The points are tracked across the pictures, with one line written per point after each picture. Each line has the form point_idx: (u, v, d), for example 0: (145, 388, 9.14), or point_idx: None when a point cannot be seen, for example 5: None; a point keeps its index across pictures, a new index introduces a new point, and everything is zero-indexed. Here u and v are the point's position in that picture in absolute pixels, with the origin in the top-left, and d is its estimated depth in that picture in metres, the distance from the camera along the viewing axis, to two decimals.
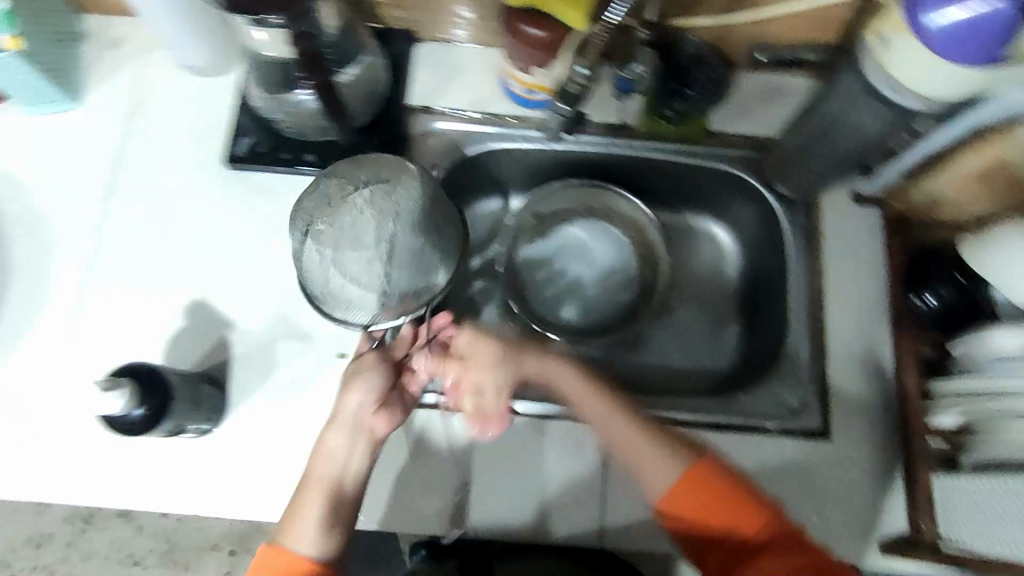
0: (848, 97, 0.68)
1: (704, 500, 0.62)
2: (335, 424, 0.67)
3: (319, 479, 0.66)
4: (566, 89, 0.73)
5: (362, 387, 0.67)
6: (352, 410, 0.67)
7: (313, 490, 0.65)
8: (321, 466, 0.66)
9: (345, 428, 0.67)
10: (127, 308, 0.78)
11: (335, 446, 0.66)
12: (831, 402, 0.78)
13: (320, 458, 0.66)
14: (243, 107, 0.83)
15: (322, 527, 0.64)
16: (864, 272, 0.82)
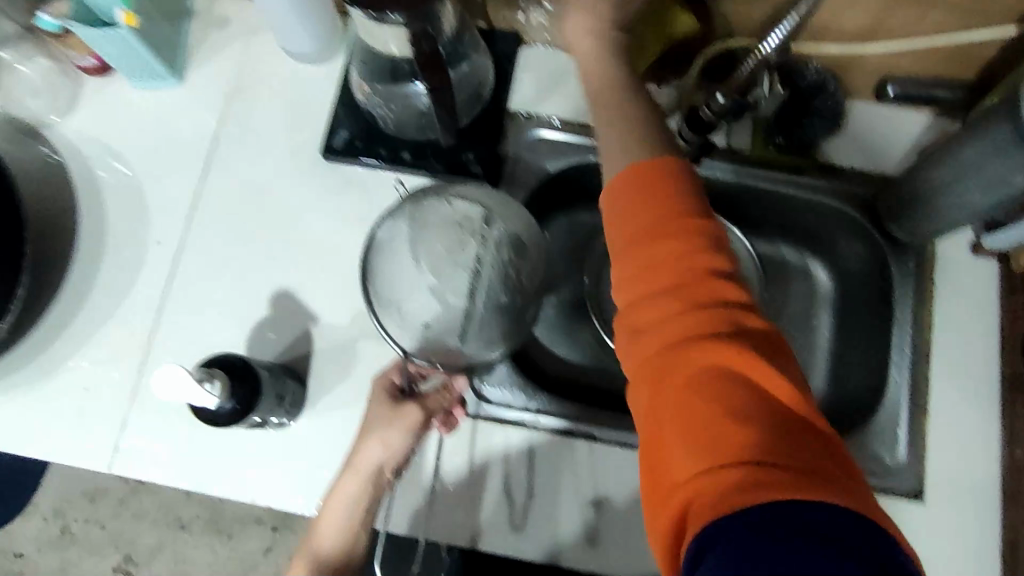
0: (996, 145, 0.62)
1: (661, 273, 0.50)
2: (352, 470, 0.67)
3: (335, 522, 0.67)
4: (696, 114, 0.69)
5: (388, 445, 0.67)
6: (375, 462, 0.67)
7: (323, 533, 0.68)
8: (335, 512, 0.67)
9: (362, 477, 0.67)
10: (215, 291, 0.79)
11: (351, 490, 0.67)
12: (930, 463, 0.73)
13: (338, 500, 0.67)
14: (343, 97, 0.82)
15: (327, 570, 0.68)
16: (978, 327, 0.77)
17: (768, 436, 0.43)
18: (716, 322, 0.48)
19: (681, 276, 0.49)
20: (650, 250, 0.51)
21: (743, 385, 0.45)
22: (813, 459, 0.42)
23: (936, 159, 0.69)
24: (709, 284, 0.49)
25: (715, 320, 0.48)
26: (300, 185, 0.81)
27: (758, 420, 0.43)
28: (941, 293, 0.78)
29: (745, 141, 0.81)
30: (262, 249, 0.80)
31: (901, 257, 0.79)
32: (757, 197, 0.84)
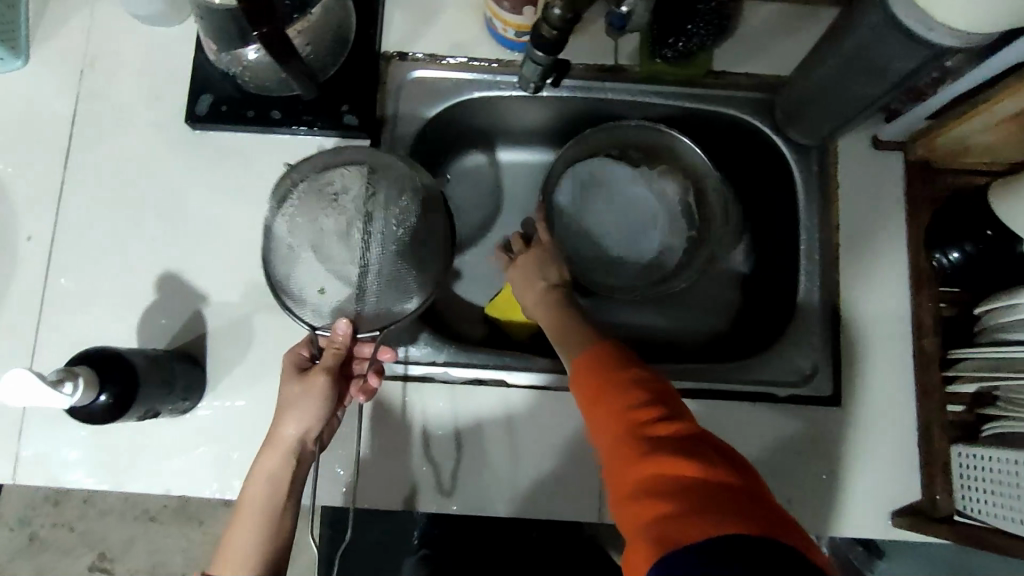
0: (871, 31, 0.58)
1: (594, 397, 0.54)
2: (270, 448, 0.61)
3: (256, 507, 0.60)
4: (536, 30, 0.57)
5: (306, 416, 0.61)
6: (292, 436, 0.61)
7: (243, 525, 0.59)
8: (255, 498, 0.60)
9: (283, 454, 0.61)
10: (99, 282, 0.74)
11: (270, 470, 0.61)
12: (846, 368, 0.72)
13: (258, 480, 0.60)
14: (203, 60, 0.76)
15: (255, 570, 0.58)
16: (886, 223, 0.75)
17: (698, 487, 0.44)
18: (637, 417, 0.50)
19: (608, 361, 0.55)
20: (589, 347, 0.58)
21: (663, 454, 0.47)
22: (723, 495, 0.43)
23: (821, 54, 0.65)
24: (625, 390, 0.52)
25: (631, 407, 0.51)
26: (173, 160, 0.76)
27: (675, 482, 0.45)
28: (847, 193, 0.75)
29: (631, 57, 0.77)
30: (142, 231, 0.75)
31: (806, 161, 0.76)
32: (654, 115, 0.81)
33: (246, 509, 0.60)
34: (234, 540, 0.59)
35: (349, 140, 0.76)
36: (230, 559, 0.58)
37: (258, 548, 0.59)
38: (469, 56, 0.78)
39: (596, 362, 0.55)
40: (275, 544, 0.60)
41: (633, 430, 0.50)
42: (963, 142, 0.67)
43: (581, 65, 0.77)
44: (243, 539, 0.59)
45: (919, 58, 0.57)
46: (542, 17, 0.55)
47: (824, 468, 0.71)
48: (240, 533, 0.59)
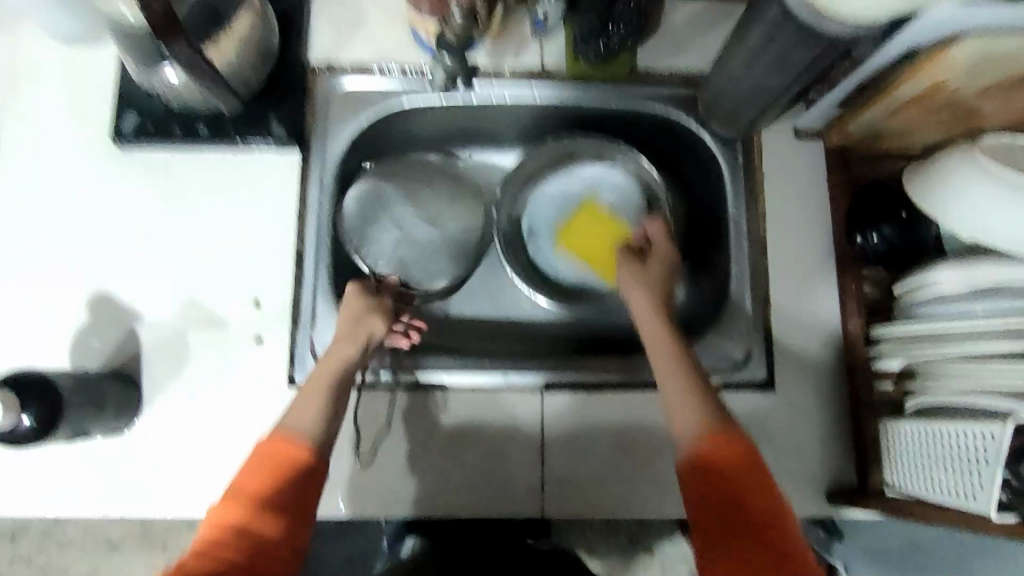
0: (772, 27, 0.60)
1: (721, 471, 0.51)
2: (348, 334, 0.64)
3: (329, 374, 0.61)
4: (445, 37, 0.59)
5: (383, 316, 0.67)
6: (367, 330, 0.65)
7: (315, 386, 0.60)
8: (330, 369, 0.61)
9: (356, 341, 0.64)
10: (27, 305, 0.73)
11: (345, 353, 0.63)
12: (775, 353, 0.75)
13: (331, 361, 0.62)
14: (125, 77, 0.76)
15: (321, 420, 0.58)
16: (811, 210, 0.77)
17: None
18: (762, 520, 0.49)
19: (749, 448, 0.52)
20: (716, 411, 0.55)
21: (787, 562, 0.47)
22: None
23: (732, 50, 0.68)
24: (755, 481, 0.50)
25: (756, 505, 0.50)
26: (101, 179, 0.76)
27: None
28: (770, 183, 0.77)
29: (558, 59, 0.79)
30: (71, 252, 0.75)
31: (731, 154, 0.78)
32: (585, 116, 0.82)
33: (320, 376, 0.61)
34: (304, 401, 0.59)
35: (281, 151, 0.76)
36: (300, 411, 0.58)
37: (321, 410, 0.58)
38: (397, 65, 0.79)
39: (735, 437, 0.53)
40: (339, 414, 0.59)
41: (763, 537, 0.49)
42: (873, 128, 0.70)
43: (508, 69, 0.79)
44: (313, 399, 0.59)
45: (818, 49, 0.59)
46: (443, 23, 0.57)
47: (760, 451, 0.73)
48: (309, 397, 0.59)
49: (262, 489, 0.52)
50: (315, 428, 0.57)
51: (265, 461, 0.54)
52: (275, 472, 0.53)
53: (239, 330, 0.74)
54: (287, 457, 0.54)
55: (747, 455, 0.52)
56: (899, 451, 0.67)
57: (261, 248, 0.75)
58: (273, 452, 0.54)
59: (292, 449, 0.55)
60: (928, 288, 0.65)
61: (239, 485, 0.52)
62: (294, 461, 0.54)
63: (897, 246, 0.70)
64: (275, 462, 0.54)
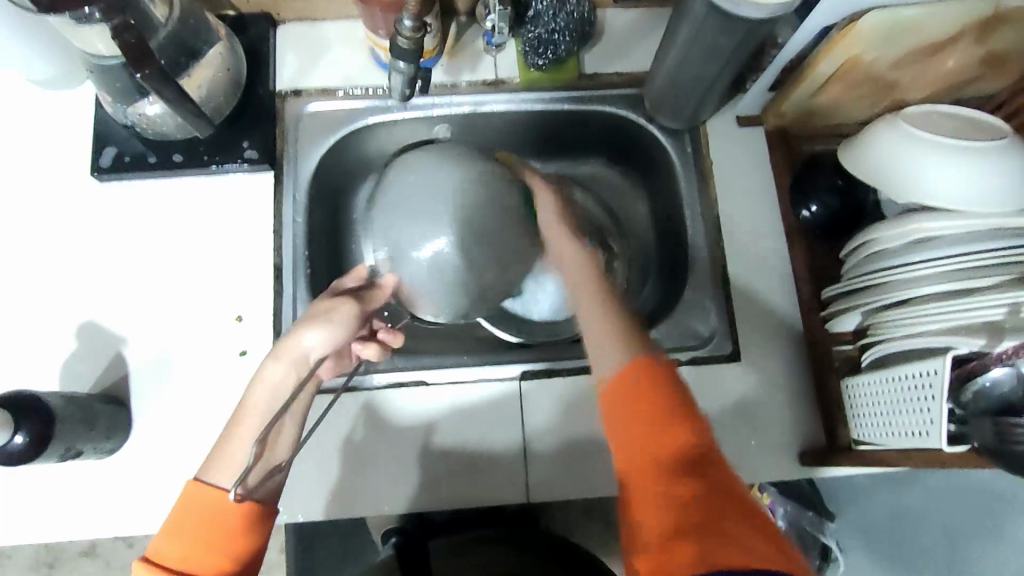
0: (698, 19, 0.66)
1: (637, 407, 0.54)
2: (280, 351, 0.62)
3: (260, 411, 0.60)
4: (397, 44, 0.64)
5: (330, 331, 0.63)
6: (302, 347, 0.62)
7: (241, 429, 0.59)
8: (263, 398, 0.61)
9: (290, 361, 0.62)
10: (14, 339, 0.75)
11: (275, 377, 0.61)
12: (738, 326, 0.79)
13: (260, 391, 0.61)
14: (103, 116, 0.80)
15: (251, 463, 0.57)
16: (759, 190, 0.82)
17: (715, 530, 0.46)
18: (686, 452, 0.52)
19: (679, 404, 0.54)
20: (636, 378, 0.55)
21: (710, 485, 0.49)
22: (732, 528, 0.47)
23: (667, 45, 0.73)
24: (672, 408, 0.53)
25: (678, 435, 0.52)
26: (83, 213, 0.79)
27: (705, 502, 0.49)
28: (719, 168, 0.82)
29: (511, 70, 0.84)
30: (56, 284, 0.77)
31: (679, 144, 0.84)
32: (541, 122, 0.87)
33: (251, 410, 0.60)
34: (234, 444, 0.58)
35: (255, 173, 0.80)
36: (227, 461, 0.57)
37: (250, 458, 0.57)
38: (361, 86, 0.84)
39: (648, 373, 0.55)
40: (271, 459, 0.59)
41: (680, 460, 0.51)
42: (806, 107, 0.76)
43: (465, 82, 0.84)
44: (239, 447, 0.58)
45: (739, 34, 0.65)
46: (395, 31, 0.62)
47: (735, 422, 0.76)
48: (235, 438, 0.58)
49: (202, 555, 0.53)
50: (246, 480, 0.56)
51: (201, 527, 0.54)
52: (213, 536, 0.54)
53: (225, 345, 0.76)
54: (227, 522, 0.54)
55: (671, 397, 0.54)
56: (860, 405, 0.70)
57: (241, 266, 0.78)
58: (203, 513, 0.54)
59: (225, 508, 0.54)
60: (868, 246, 0.69)
61: (170, 554, 0.52)
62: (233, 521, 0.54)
63: (836, 213, 0.76)
64: (214, 527, 0.54)
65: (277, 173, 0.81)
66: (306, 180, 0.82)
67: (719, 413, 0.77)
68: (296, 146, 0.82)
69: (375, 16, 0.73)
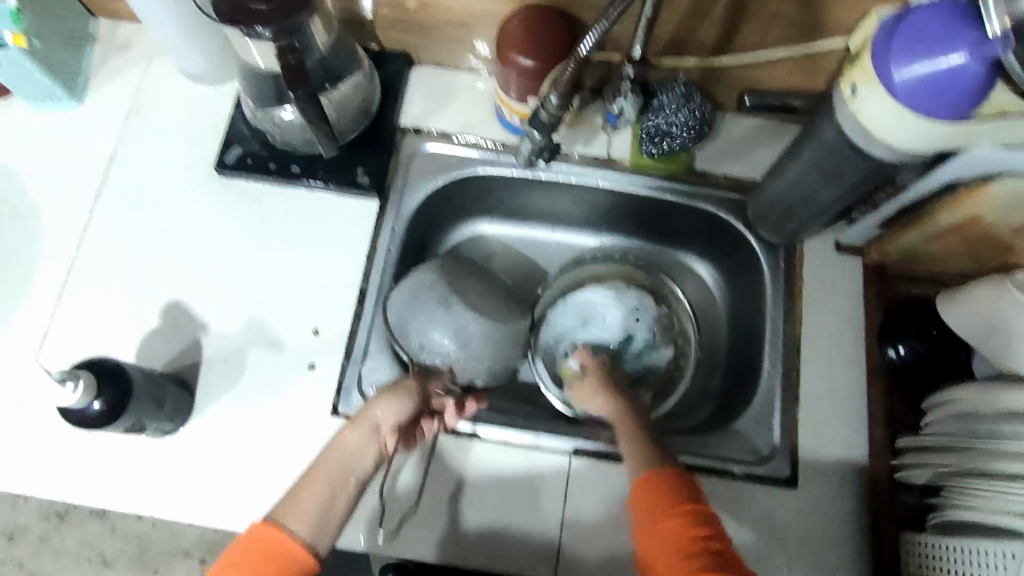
0: (826, 146, 0.67)
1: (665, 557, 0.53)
2: (356, 423, 0.62)
3: (329, 471, 0.58)
4: (537, 116, 0.68)
5: (396, 404, 0.64)
6: (376, 417, 0.63)
7: (316, 478, 0.58)
8: (335, 464, 0.59)
9: (364, 432, 0.62)
10: (107, 303, 0.79)
11: (352, 446, 0.60)
12: (800, 452, 0.77)
13: (335, 451, 0.60)
14: (239, 117, 0.85)
15: (320, 513, 0.55)
16: (846, 319, 0.81)
17: None
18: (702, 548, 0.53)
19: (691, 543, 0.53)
20: (657, 538, 0.55)
21: None
22: None
23: (784, 163, 0.74)
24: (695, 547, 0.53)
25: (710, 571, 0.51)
26: (196, 200, 0.84)
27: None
28: (810, 290, 0.82)
29: (624, 152, 0.86)
30: (155, 260, 0.81)
31: (773, 258, 0.84)
32: (640, 205, 0.89)
33: (322, 467, 0.59)
34: (303, 493, 0.56)
35: (362, 198, 0.84)
36: (299, 507, 0.55)
37: (321, 510, 0.56)
38: (477, 137, 0.87)
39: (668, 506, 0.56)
40: (335, 517, 0.56)
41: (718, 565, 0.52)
42: (913, 250, 0.76)
43: (577, 154, 0.86)
44: (310, 495, 0.56)
45: (864, 169, 0.66)
46: (540, 104, 0.67)
47: (780, 551, 0.73)
48: (310, 485, 0.57)
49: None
50: (311, 528, 0.54)
51: (258, 559, 0.52)
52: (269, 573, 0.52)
53: (296, 356, 0.78)
54: (283, 560, 0.52)
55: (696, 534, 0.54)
56: (928, 564, 0.67)
57: (328, 282, 0.81)
58: (264, 547, 0.52)
59: (284, 549, 0.53)
60: (957, 403, 0.67)
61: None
62: (290, 563, 0.53)
63: (923, 361, 0.74)
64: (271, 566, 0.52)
65: (382, 204, 0.84)
66: (404, 217, 0.84)
67: (764, 537, 0.74)
68: (406, 181, 0.85)
69: (511, 81, 0.77)
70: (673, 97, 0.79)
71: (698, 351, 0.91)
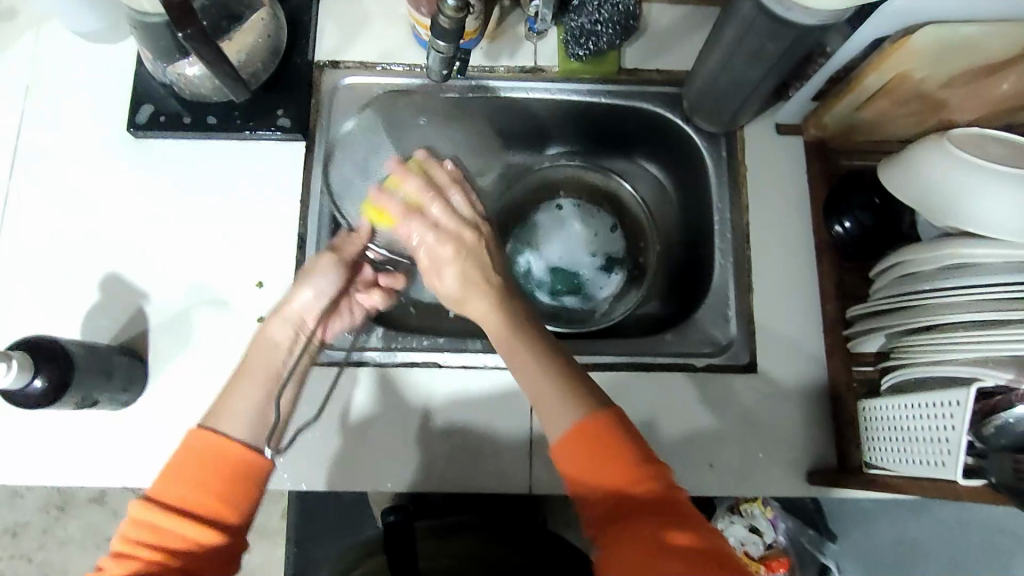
0: (747, 20, 0.64)
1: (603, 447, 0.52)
2: (278, 314, 0.63)
3: (255, 371, 0.59)
4: (438, 23, 0.64)
5: (316, 286, 0.64)
6: (298, 308, 0.63)
7: (248, 377, 0.59)
8: (261, 359, 0.60)
9: (285, 323, 0.63)
10: (40, 285, 0.77)
11: (275, 337, 0.62)
12: (758, 338, 0.77)
13: (259, 349, 0.61)
14: (144, 73, 0.81)
15: (256, 415, 0.57)
16: (791, 201, 0.80)
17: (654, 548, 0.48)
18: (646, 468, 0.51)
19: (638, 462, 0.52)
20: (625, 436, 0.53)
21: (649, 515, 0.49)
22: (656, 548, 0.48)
23: (711, 46, 0.72)
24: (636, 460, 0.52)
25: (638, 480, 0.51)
26: (114, 167, 0.80)
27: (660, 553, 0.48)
28: (754, 175, 0.81)
29: (552, 59, 0.83)
30: (83, 235, 0.78)
31: (715, 148, 0.82)
32: (577, 113, 0.87)
33: (249, 367, 0.60)
34: (236, 396, 0.57)
35: (289, 142, 0.81)
36: (230, 412, 0.56)
37: (255, 410, 0.57)
38: (398, 63, 0.83)
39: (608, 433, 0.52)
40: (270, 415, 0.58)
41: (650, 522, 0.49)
42: (849, 118, 0.75)
43: (503, 67, 0.83)
44: (241, 399, 0.57)
45: (789, 40, 0.64)
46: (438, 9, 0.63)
47: (747, 435, 0.75)
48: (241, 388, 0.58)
49: (200, 498, 0.51)
50: (249, 431, 0.56)
51: (203, 466, 0.52)
52: (214, 480, 0.52)
53: (243, 310, 0.77)
54: (229, 466, 0.53)
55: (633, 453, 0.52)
56: (878, 427, 0.68)
57: (267, 232, 0.79)
58: (206, 455, 0.53)
59: (229, 455, 0.53)
60: (901, 267, 0.68)
61: (167, 493, 0.51)
62: (234, 467, 0.53)
63: (868, 232, 0.74)
64: (216, 470, 0.53)
65: (310, 145, 0.81)
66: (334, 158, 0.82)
67: (730, 424, 0.75)
68: (331, 118, 0.82)
69: None
70: None
71: (657, 246, 0.93)
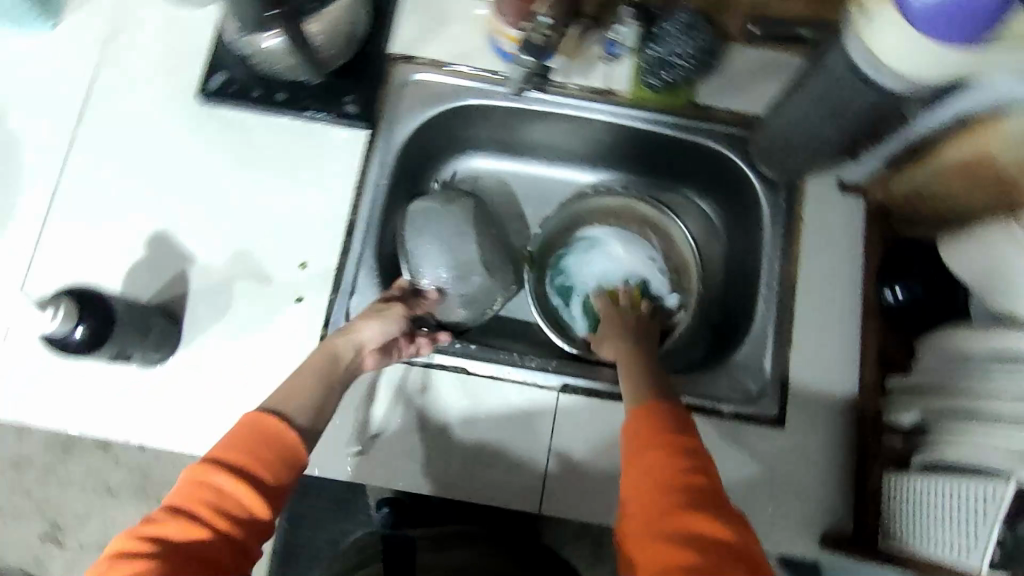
0: (832, 76, 0.64)
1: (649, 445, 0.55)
2: (343, 332, 0.69)
3: (322, 370, 0.65)
4: (529, 40, 0.70)
5: (381, 324, 0.71)
6: (361, 331, 0.70)
7: (309, 376, 0.64)
8: (325, 359, 0.67)
9: (347, 342, 0.69)
10: (90, 233, 0.78)
11: (336, 350, 0.68)
12: (790, 393, 0.76)
13: (321, 354, 0.67)
14: (222, 41, 0.82)
15: (314, 406, 0.62)
16: (842, 261, 0.79)
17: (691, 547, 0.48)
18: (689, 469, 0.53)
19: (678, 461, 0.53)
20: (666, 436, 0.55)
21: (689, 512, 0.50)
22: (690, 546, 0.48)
23: (789, 95, 0.71)
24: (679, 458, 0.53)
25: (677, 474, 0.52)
26: (179, 129, 0.81)
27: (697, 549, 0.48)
28: (809, 230, 0.80)
29: (624, 83, 0.83)
30: (139, 191, 0.79)
31: (773, 197, 0.81)
32: (639, 140, 0.86)
33: (313, 369, 0.65)
34: (298, 387, 0.63)
35: (352, 129, 0.81)
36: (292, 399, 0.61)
37: (313, 405, 0.62)
38: (471, 66, 0.83)
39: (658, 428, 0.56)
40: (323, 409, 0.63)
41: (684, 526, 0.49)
42: (917, 187, 0.74)
43: (575, 85, 0.83)
44: (307, 392, 0.63)
45: (872, 103, 0.63)
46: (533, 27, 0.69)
47: (764, 489, 0.74)
48: (300, 384, 0.63)
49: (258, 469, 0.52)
50: (308, 419, 0.60)
51: (264, 441, 0.53)
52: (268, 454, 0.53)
53: (283, 288, 0.77)
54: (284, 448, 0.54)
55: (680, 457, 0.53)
56: (903, 503, 0.67)
57: (318, 214, 0.79)
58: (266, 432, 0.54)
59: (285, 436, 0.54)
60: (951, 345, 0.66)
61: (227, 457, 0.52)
62: (286, 450, 0.54)
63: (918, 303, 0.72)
64: (271, 449, 0.53)
65: (373, 134, 0.82)
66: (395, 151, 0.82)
67: (748, 476, 0.74)
68: (397, 111, 0.83)
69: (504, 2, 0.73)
70: (676, 27, 0.76)
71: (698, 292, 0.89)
